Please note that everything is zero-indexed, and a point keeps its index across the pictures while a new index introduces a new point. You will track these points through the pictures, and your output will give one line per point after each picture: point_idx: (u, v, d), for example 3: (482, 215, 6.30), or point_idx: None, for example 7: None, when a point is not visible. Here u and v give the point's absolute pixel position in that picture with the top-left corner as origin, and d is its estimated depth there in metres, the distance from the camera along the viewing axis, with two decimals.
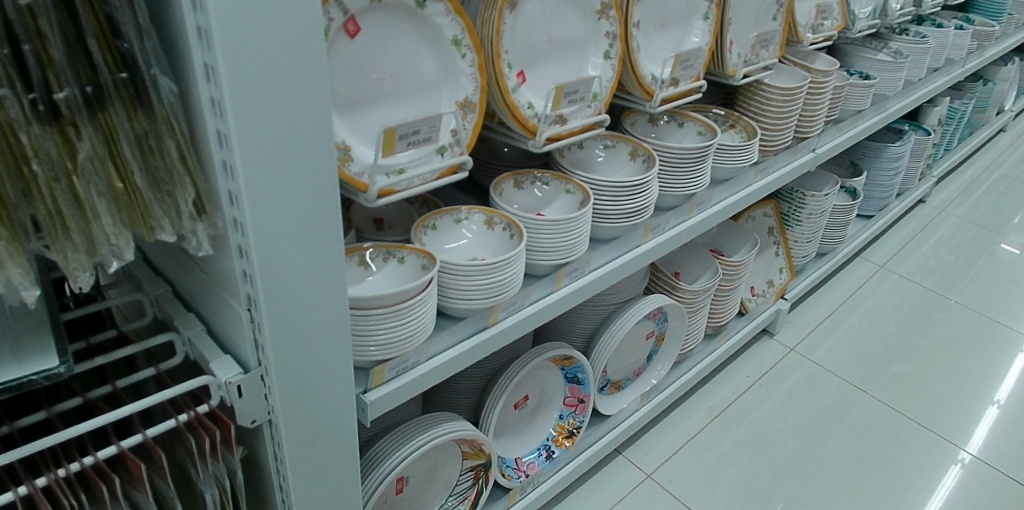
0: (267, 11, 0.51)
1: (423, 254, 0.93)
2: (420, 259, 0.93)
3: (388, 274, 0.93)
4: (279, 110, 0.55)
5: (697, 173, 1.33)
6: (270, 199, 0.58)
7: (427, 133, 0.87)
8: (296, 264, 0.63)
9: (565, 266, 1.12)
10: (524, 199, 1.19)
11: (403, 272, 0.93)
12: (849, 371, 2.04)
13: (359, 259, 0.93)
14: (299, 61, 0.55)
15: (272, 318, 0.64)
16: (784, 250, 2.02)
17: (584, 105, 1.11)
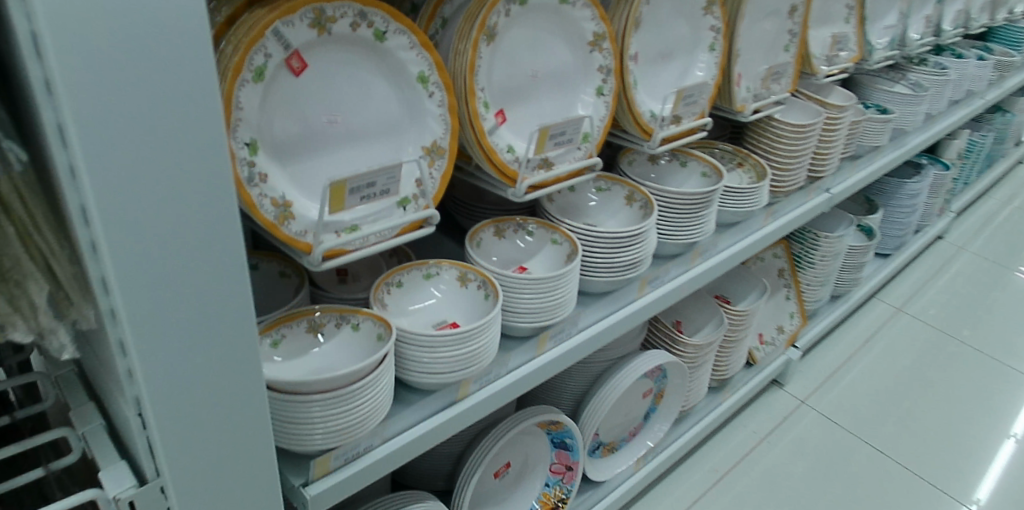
0: (134, 64, 0.40)
1: (380, 321, 0.81)
2: (377, 326, 0.81)
3: (338, 344, 0.82)
4: (158, 181, 0.44)
5: (699, 220, 1.23)
6: (150, 289, 0.47)
7: (384, 186, 0.76)
8: (197, 358, 0.52)
9: (548, 328, 1.00)
10: (505, 249, 1.07)
11: (358, 340, 0.82)
12: (862, 423, 1.90)
13: (307, 325, 0.82)
14: (188, 120, 0.44)
15: (165, 422, 0.53)
16: (796, 293, 1.95)
17: (573, 147, 0.99)
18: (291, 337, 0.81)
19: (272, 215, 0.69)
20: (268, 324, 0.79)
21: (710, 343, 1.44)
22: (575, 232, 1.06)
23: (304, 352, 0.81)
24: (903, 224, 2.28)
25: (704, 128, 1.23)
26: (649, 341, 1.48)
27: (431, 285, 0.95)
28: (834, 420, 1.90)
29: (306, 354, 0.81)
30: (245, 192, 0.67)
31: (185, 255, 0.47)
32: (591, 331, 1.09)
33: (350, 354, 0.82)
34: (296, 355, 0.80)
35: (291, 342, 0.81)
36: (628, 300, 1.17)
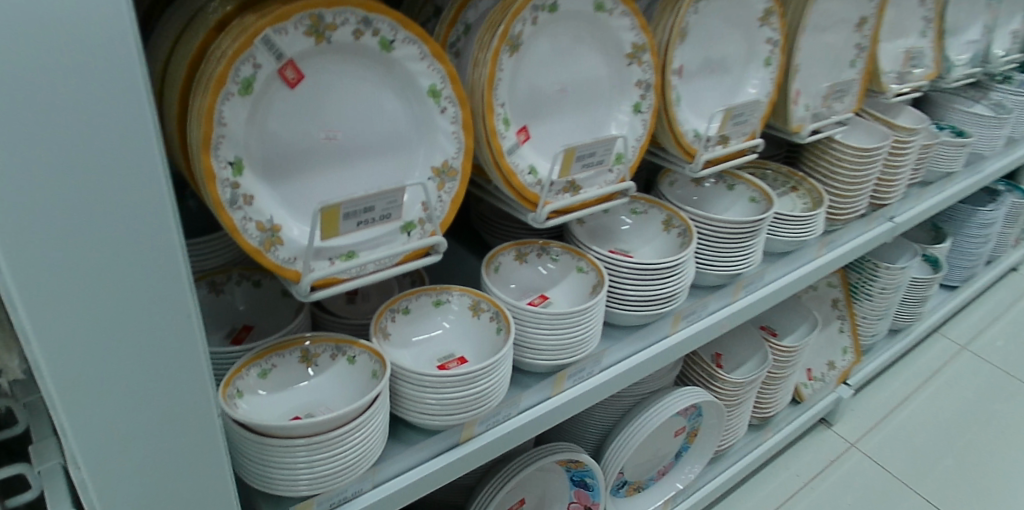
0: (56, 73, 0.38)
1: (378, 356, 0.75)
2: (375, 361, 0.75)
3: (332, 378, 0.76)
4: (76, 200, 0.41)
5: (745, 251, 1.13)
6: (70, 318, 0.44)
7: (385, 211, 0.69)
8: (135, 397, 0.49)
9: (567, 367, 0.93)
10: (526, 275, 1.00)
11: (353, 375, 0.76)
12: (916, 475, 1.78)
13: (300, 354, 0.76)
14: (122, 148, 0.42)
15: (97, 470, 0.49)
16: (851, 326, 1.88)
17: (604, 170, 0.91)
18: (282, 368, 0.75)
19: (256, 241, 0.63)
20: (258, 353, 0.73)
21: (750, 382, 1.38)
22: (604, 261, 0.98)
23: (295, 384, 0.75)
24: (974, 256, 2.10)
25: (754, 150, 1.13)
26: (686, 376, 1.41)
27: (441, 313, 0.88)
28: (891, 474, 1.78)
29: (296, 387, 0.75)
30: (226, 216, 0.60)
31: (120, 287, 0.45)
32: (616, 372, 1.00)
33: (344, 389, 0.75)
34: (285, 387, 0.74)
35: (281, 374, 0.74)
36: (658, 337, 1.07)
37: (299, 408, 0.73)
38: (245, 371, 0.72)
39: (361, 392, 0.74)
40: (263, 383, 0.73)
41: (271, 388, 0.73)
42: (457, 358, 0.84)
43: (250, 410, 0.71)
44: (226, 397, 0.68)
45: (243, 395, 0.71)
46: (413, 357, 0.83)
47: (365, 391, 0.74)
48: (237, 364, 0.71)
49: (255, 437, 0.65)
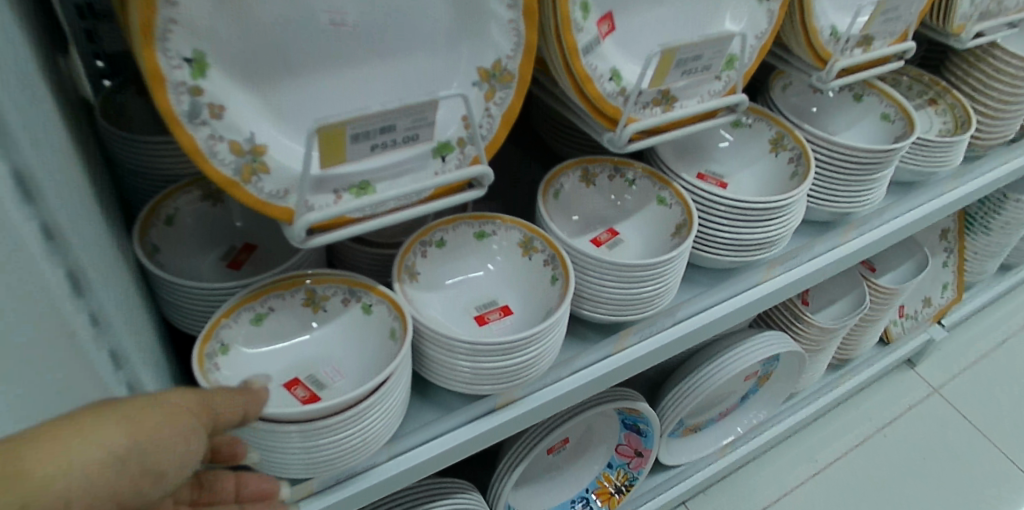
0: None
1: (398, 310, 0.59)
2: (392, 316, 0.59)
3: (342, 331, 0.61)
4: None
5: (866, 183, 0.91)
6: None
7: (409, 132, 0.51)
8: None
9: (634, 323, 0.76)
10: (593, 201, 0.81)
11: (367, 329, 0.61)
12: (1002, 430, 1.61)
13: (305, 295, 0.61)
14: None
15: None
16: (957, 263, 1.64)
17: (709, 77, 0.69)
18: (281, 312, 0.60)
19: (229, 170, 0.46)
20: (251, 294, 0.58)
21: (839, 328, 1.20)
22: (694, 193, 0.78)
23: (299, 332, 0.61)
24: None
25: (902, 56, 0.88)
26: (765, 313, 1.23)
27: (484, 247, 0.71)
28: (975, 428, 1.61)
29: (299, 336, 0.61)
30: (183, 135, 0.43)
31: None
32: (692, 327, 0.83)
33: (357, 343, 0.61)
34: (285, 336, 0.60)
35: (279, 320, 0.60)
36: (747, 283, 0.88)
37: (301, 365, 0.59)
38: (232, 319, 0.57)
39: (377, 353, 0.59)
40: (257, 332, 0.59)
41: (267, 337, 0.59)
42: (499, 308, 0.68)
43: (240, 368, 0.57)
44: (205, 354, 0.54)
45: (230, 349, 0.57)
46: (447, 302, 0.68)
47: (380, 353, 0.59)
48: (221, 310, 0.56)
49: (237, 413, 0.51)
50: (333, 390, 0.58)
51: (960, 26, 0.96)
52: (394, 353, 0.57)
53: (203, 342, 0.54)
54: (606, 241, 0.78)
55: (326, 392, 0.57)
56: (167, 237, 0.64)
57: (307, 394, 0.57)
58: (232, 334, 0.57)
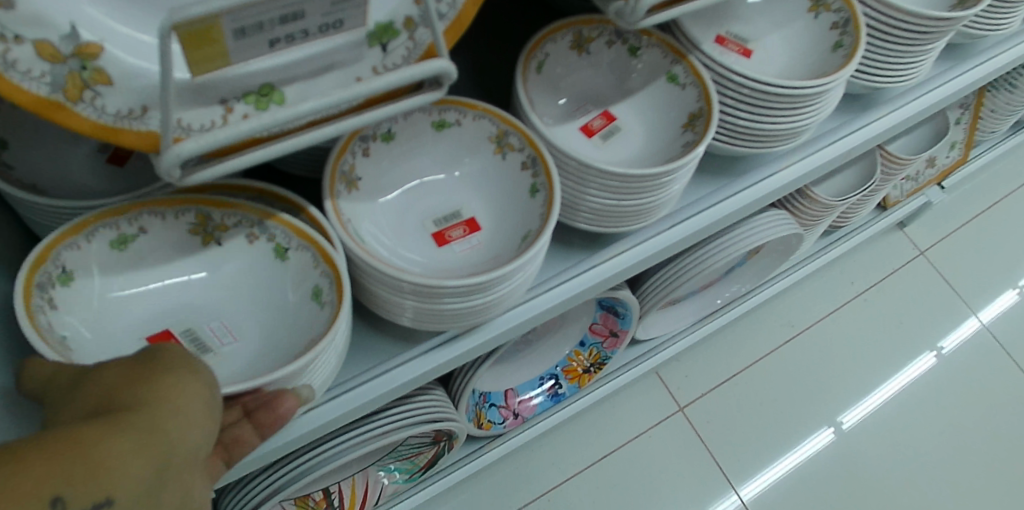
0: None
1: (327, 263, 0.47)
2: (319, 270, 0.47)
3: (236, 276, 0.50)
4: None
5: (915, 54, 0.76)
6: None
7: (327, 18, 0.35)
8: None
9: (624, 231, 0.63)
10: (585, 72, 0.65)
11: (278, 277, 0.50)
12: (995, 298, 1.57)
13: (195, 221, 0.49)
14: None
15: None
16: (971, 119, 1.50)
17: None
18: (156, 236, 0.48)
19: (44, 87, 0.30)
20: (110, 211, 0.45)
21: (843, 204, 1.09)
22: (713, 69, 0.61)
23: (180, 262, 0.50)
24: None
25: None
26: None
27: (445, 141, 0.56)
28: (959, 296, 1.56)
29: (183, 269, 0.49)
30: None
31: None
32: (696, 225, 0.70)
33: (265, 292, 0.50)
34: (156, 263, 0.49)
35: (154, 243, 0.48)
36: (765, 171, 0.74)
37: (177, 309, 0.49)
38: (83, 239, 0.45)
39: (292, 312, 0.49)
40: (120, 259, 0.47)
41: (147, 260, 0.48)
42: (463, 223, 0.55)
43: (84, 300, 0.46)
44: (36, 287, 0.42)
45: (74, 277, 0.45)
46: (395, 215, 0.54)
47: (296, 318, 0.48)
48: (67, 226, 0.44)
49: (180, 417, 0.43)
50: (218, 355, 0.48)
51: None
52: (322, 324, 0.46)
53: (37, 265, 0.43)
54: (601, 129, 0.63)
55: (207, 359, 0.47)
56: (3, 121, 0.46)
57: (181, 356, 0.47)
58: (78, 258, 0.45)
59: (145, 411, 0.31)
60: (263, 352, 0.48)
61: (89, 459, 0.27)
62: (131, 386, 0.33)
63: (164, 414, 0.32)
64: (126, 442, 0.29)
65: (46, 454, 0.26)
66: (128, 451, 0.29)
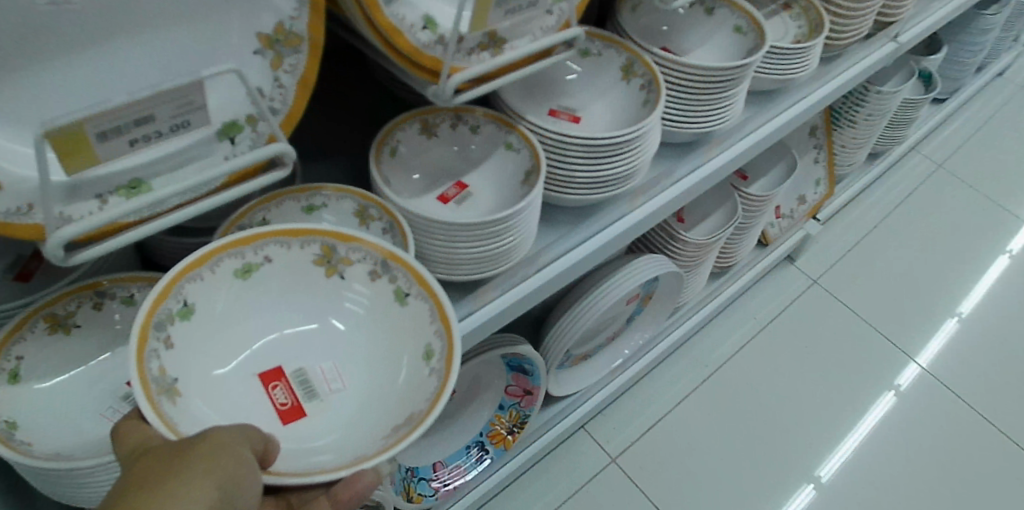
0: None
1: (442, 324, 0.55)
2: (433, 329, 0.55)
3: (355, 314, 0.60)
4: None
5: (719, 103, 0.91)
6: None
7: (175, 120, 0.45)
8: None
9: (489, 279, 0.73)
10: (437, 152, 0.76)
11: (396, 317, 0.58)
12: (941, 329, 1.71)
13: (320, 254, 0.58)
14: None
15: None
16: (828, 157, 1.69)
17: (540, 12, 0.66)
18: (276, 264, 0.57)
19: None
20: (244, 242, 0.55)
21: (713, 242, 1.21)
22: (536, 132, 0.74)
23: (305, 289, 0.59)
24: (967, 64, 2.12)
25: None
26: (642, 237, 1.23)
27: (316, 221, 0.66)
28: (887, 341, 1.66)
29: (309, 304, 0.60)
30: None
31: None
32: (552, 274, 0.81)
33: (375, 339, 0.59)
34: (275, 291, 0.58)
35: (271, 271, 0.57)
36: (609, 215, 0.86)
37: (288, 348, 0.59)
38: (213, 266, 0.54)
39: (404, 374, 0.56)
40: (243, 285, 0.56)
41: (267, 286, 0.58)
42: None
43: (201, 327, 0.54)
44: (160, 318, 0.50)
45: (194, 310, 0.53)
46: None
47: (404, 374, 0.56)
48: (196, 259, 0.52)
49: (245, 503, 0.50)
50: (324, 400, 0.57)
51: None
52: (431, 388, 0.52)
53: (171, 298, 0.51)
54: (455, 196, 0.74)
55: (311, 405, 0.56)
56: None
57: (288, 400, 0.56)
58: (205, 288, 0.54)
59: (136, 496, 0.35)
60: (363, 403, 0.56)
61: None
62: (152, 472, 0.36)
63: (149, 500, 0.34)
64: None
65: None
66: None
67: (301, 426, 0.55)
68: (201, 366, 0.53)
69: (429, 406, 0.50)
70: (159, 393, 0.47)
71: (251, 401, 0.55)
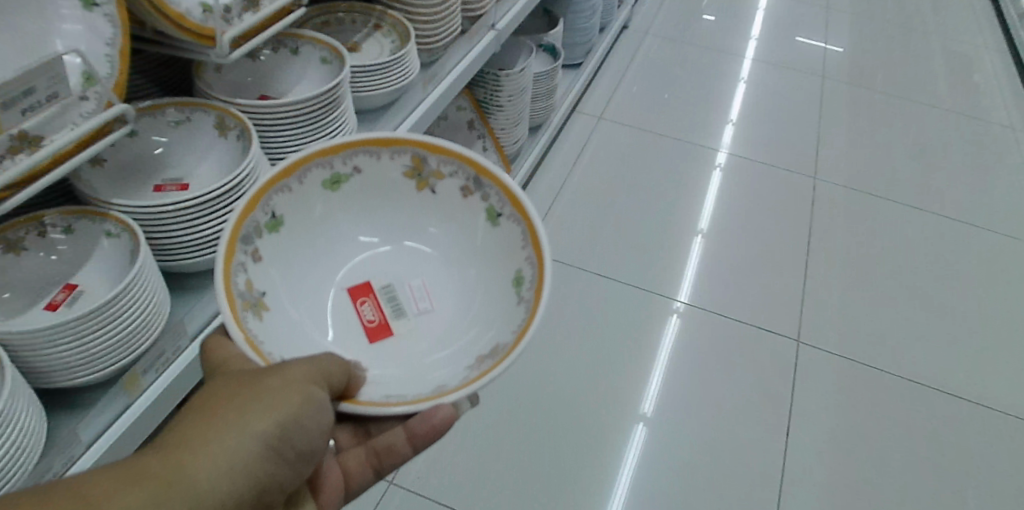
0: None
1: (531, 249, 0.87)
2: (524, 254, 0.88)
3: (435, 223, 0.95)
4: None
5: (324, 130, 1.01)
6: None
7: None
8: None
9: (134, 359, 0.78)
10: (32, 266, 0.80)
11: (487, 230, 0.93)
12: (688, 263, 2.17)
13: (409, 169, 0.93)
14: None
15: None
16: (493, 144, 1.87)
17: (74, 102, 0.69)
18: (362, 173, 0.92)
19: None
20: (338, 154, 0.90)
21: None
22: (130, 215, 0.81)
23: (395, 192, 0.95)
24: (586, 30, 2.48)
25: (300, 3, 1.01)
26: None
27: None
28: None
29: (392, 216, 0.95)
30: None
31: None
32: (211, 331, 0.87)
33: (454, 243, 0.95)
34: (354, 201, 0.94)
35: (357, 180, 0.93)
36: None
37: (356, 246, 0.94)
38: (306, 177, 0.89)
39: (502, 283, 0.89)
40: (331, 191, 0.92)
41: (352, 194, 0.93)
42: None
43: (288, 230, 0.89)
44: (248, 231, 0.83)
45: (280, 221, 0.87)
46: None
47: (488, 298, 0.90)
48: (284, 173, 0.86)
49: (347, 427, 0.97)
50: (410, 319, 0.89)
51: None
52: (521, 318, 0.83)
53: (262, 212, 0.85)
54: (63, 301, 0.78)
55: (400, 323, 0.89)
56: None
57: (374, 318, 0.89)
58: (289, 205, 0.88)
59: (239, 409, 0.65)
60: (447, 313, 0.90)
61: (183, 447, 0.61)
62: (250, 394, 0.66)
63: (248, 414, 0.65)
64: (209, 435, 0.63)
65: (172, 440, 0.62)
66: (212, 443, 0.62)
67: (389, 335, 0.88)
68: (289, 265, 0.88)
69: (512, 344, 0.80)
70: (240, 303, 0.78)
71: (346, 308, 0.89)
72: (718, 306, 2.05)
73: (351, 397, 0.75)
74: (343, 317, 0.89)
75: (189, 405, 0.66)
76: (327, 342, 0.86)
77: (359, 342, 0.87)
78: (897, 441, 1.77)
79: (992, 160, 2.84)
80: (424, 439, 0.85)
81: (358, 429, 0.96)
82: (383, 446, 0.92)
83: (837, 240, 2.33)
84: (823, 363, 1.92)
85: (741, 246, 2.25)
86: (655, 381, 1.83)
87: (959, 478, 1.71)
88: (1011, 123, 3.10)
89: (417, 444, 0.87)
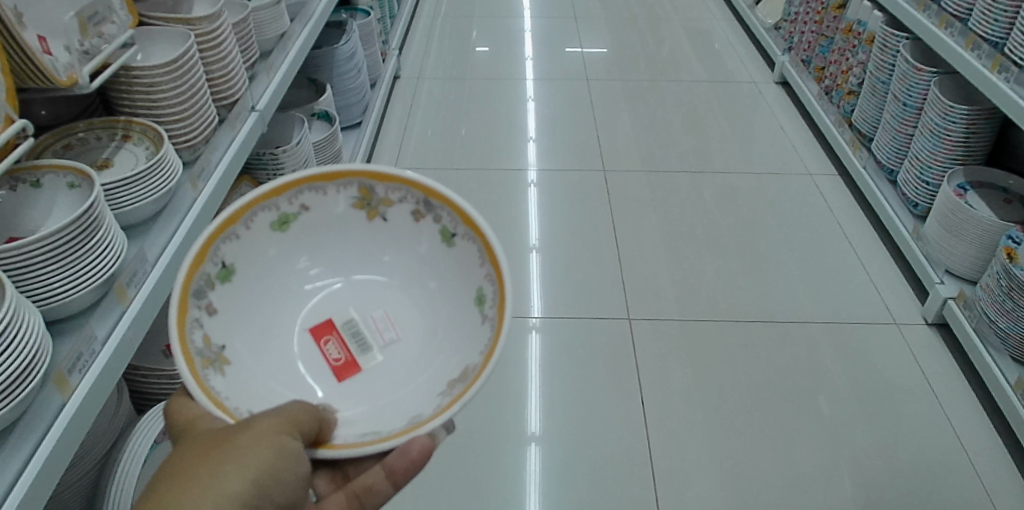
0: None
1: (488, 266, 1.00)
2: (482, 271, 1.01)
3: (384, 244, 1.09)
4: None
5: (94, 253, 0.99)
6: None
7: None
8: None
9: None
10: None
11: (440, 249, 1.07)
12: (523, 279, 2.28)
13: (362, 199, 1.07)
14: None
15: None
16: None
17: None
18: (311, 207, 1.06)
19: None
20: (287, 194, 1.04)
21: None
22: None
23: (348, 222, 1.09)
24: (356, 89, 2.54)
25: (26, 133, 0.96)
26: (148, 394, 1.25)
27: None
28: None
29: (352, 245, 1.09)
30: None
31: None
32: (17, 500, 0.82)
33: (415, 267, 1.09)
34: (305, 235, 1.07)
35: (309, 216, 1.07)
36: (43, 412, 0.89)
37: (307, 292, 1.07)
38: (253, 219, 1.02)
39: (468, 303, 1.03)
40: (280, 227, 1.05)
41: (302, 230, 1.07)
42: None
43: (240, 277, 1.02)
44: (201, 285, 0.97)
45: (231, 269, 1.01)
46: None
47: (452, 321, 1.04)
48: (229, 219, 1.00)
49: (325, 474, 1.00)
50: (380, 351, 1.03)
51: (72, 74, 1.03)
52: (487, 337, 0.96)
53: (212, 263, 0.98)
54: None
55: (370, 359, 1.02)
56: None
57: (340, 356, 1.02)
58: (236, 253, 1.01)
59: (218, 467, 0.77)
60: (413, 339, 1.04)
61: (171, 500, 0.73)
62: (229, 452, 0.78)
63: (227, 469, 0.77)
64: (192, 489, 0.74)
65: (162, 493, 0.74)
66: (195, 496, 0.73)
67: (358, 368, 1.01)
68: (248, 310, 1.02)
69: (481, 366, 0.93)
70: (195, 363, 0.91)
71: (312, 348, 1.02)
72: (553, 309, 2.17)
73: (327, 444, 0.89)
74: (312, 359, 1.02)
75: (163, 477, 0.77)
76: (306, 385, 0.99)
77: (329, 378, 1.00)
78: (738, 376, 1.97)
79: (745, 113, 3.27)
80: (406, 473, 0.90)
81: (336, 474, 1.00)
82: (362, 487, 0.94)
83: (637, 218, 2.56)
84: (657, 329, 2.10)
85: (560, 249, 2.41)
86: (520, 397, 1.91)
87: (797, 389, 1.93)
88: (751, 78, 3.58)
89: (399, 479, 0.91)
